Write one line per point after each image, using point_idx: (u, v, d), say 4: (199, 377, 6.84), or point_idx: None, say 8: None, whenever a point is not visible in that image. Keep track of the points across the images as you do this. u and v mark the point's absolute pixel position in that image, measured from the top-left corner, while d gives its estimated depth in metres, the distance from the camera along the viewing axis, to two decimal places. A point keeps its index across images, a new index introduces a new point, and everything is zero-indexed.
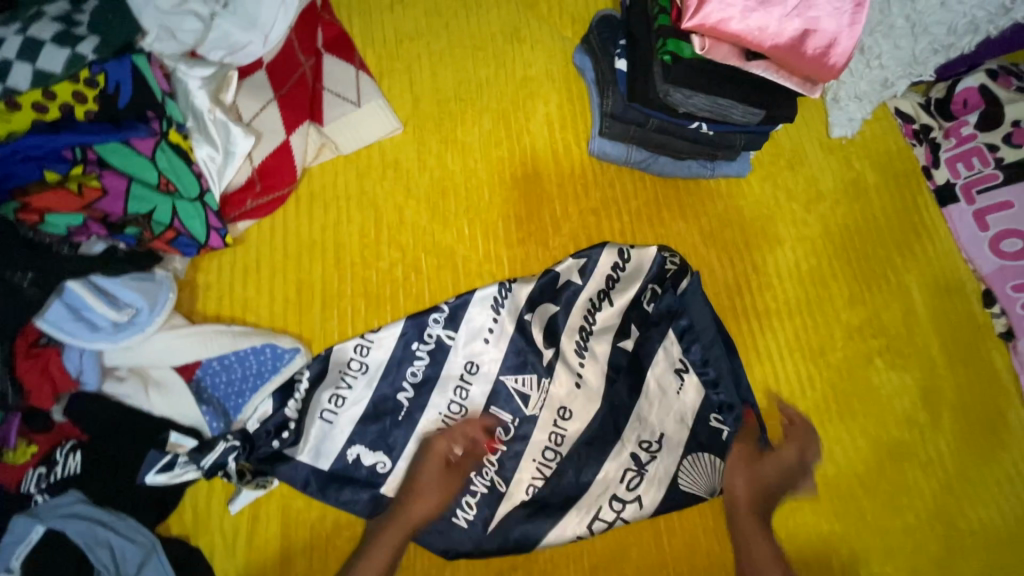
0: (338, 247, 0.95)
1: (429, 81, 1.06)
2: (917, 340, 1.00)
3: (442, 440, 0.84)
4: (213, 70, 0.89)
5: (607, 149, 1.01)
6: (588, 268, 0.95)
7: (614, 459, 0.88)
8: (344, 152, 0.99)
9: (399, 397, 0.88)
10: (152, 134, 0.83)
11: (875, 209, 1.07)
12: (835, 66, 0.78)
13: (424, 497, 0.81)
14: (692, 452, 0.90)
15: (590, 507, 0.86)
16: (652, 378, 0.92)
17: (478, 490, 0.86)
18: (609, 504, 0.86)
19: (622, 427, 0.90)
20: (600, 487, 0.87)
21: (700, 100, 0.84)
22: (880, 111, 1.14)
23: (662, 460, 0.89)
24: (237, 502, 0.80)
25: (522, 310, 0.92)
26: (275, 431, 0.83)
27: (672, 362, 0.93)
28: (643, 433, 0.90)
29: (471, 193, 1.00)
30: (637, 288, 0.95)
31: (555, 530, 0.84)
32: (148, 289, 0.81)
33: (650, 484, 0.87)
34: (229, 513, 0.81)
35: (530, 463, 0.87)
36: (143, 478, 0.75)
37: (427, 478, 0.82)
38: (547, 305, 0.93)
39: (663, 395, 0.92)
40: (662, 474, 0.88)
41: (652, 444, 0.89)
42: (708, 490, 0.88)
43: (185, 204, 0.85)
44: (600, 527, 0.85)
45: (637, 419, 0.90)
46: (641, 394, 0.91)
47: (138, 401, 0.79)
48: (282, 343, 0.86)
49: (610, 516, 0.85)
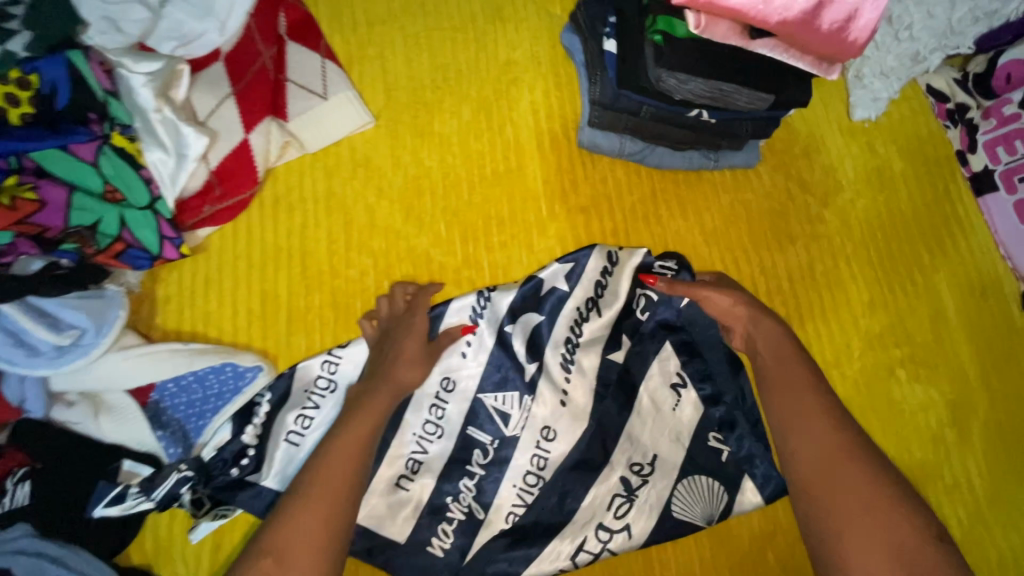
0: (305, 254, 0.88)
1: (403, 68, 0.97)
2: (946, 349, 0.89)
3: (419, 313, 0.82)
4: (160, 64, 0.80)
5: (598, 140, 0.91)
6: (575, 270, 0.87)
7: (602, 484, 0.81)
8: (310, 150, 0.91)
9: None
10: (92, 137, 0.76)
11: (902, 200, 0.96)
12: (855, 42, 0.67)
13: (406, 367, 0.78)
14: (689, 474, 0.82)
15: (574, 536, 0.79)
16: (644, 395, 0.85)
17: (454, 517, 0.79)
18: (595, 534, 0.79)
19: (610, 450, 0.82)
20: (586, 515, 0.80)
21: (699, 85, 0.74)
22: (909, 90, 1.01)
23: (655, 485, 0.81)
24: (198, 529, 0.75)
25: (501, 322, 0.85)
26: (233, 459, 0.78)
27: (668, 376, 0.86)
28: (634, 454, 0.82)
29: (449, 191, 0.92)
30: (627, 294, 0.87)
31: (537, 563, 0.78)
32: (95, 307, 0.76)
33: (641, 512, 0.80)
34: (190, 542, 0.76)
35: (510, 490, 0.81)
36: (92, 511, 0.71)
37: (410, 350, 0.79)
38: (530, 314, 0.85)
39: (655, 413, 0.84)
40: (654, 500, 0.81)
41: (645, 466, 0.82)
42: (705, 517, 0.81)
43: (134, 212, 0.79)
44: (585, 559, 0.79)
45: (628, 439, 0.83)
46: (632, 411, 0.84)
47: (87, 428, 0.75)
48: (243, 362, 0.80)
49: (596, 547, 0.79)
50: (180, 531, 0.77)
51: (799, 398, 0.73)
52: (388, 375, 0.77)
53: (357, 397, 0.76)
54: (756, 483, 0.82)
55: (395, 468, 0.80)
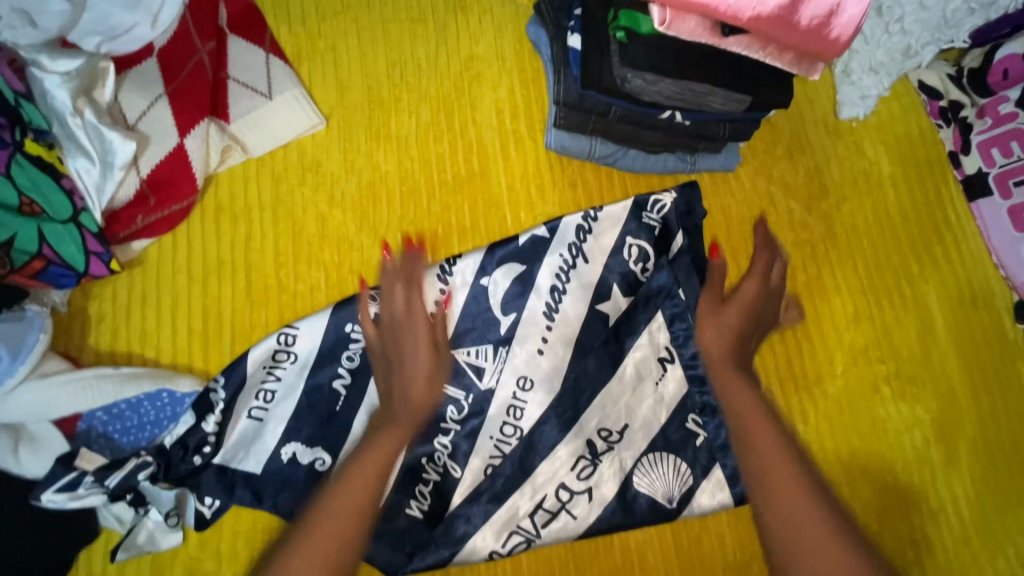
0: (250, 267, 0.82)
1: (357, 65, 0.90)
2: (933, 364, 0.85)
3: (421, 321, 0.73)
4: (81, 63, 0.73)
5: (566, 143, 0.84)
6: (552, 223, 0.83)
7: (568, 442, 0.77)
8: (254, 154, 0.85)
9: (336, 386, 0.78)
10: (2, 146, 0.68)
11: (890, 204, 0.90)
12: (838, 40, 0.60)
13: (423, 386, 0.70)
14: (656, 452, 0.78)
15: (533, 494, 0.75)
16: (632, 358, 0.80)
17: (430, 478, 0.76)
18: (555, 493, 0.76)
19: (582, 410, 0.78)
20: (546, 475, 0.76)
21: (668, 86, 0.68)
22: (900, 86, 0.95)
23: (621, 453, 0.77)
24: (121, 553, 0.70)
25: (475, 276, 0.81)
26: (195, 447, 0.74)
27: (657, 349, 0.80)
28: (606, 420, 0.78)
29: (407, 197, 0.85)
30: (613, 244, 0.83)
31: (490, 523, 0.74)
32: (12, 332, 0.69)
33: (606, 475, 0.77)
34: (117, 561, 0.71)
35: (486, 441, 0.77)
36: (39, 497, 0.65)
37: (415, 365, 0.71)
38: (514, 264, 0.81)
39: (638, 383, 0.79)
40: (618, 468, 0.77)
41: (613, 433, 0.78)
42: (666, 495, 0.76)
43: (54, 226, 0.72)
44: (543, 521, 0.75)
45: (602, 402, 0.78)
46: (613, 374, 0.79)
47: (4, 463, 0.68)
48: (181, 387, 0.75)
49: (554, 506, 0.75)
50: (115, 564, 0.72)
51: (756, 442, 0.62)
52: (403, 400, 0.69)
53: (384, 420, 0.68)
54: (726, 478, 0.77)
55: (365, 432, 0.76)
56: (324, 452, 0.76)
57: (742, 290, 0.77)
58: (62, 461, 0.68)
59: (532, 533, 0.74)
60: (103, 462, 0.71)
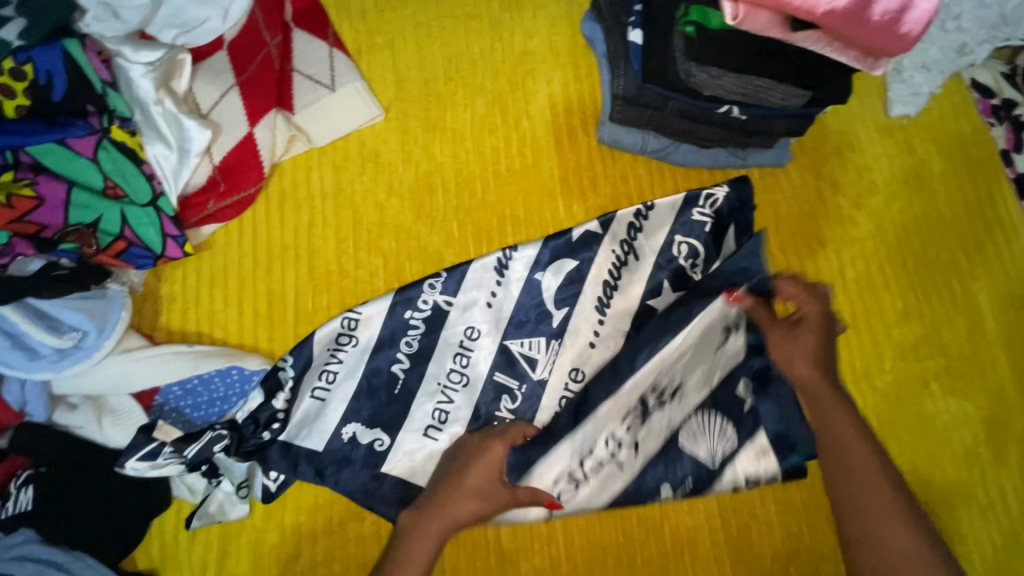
0: (312, 254, 0.85)
1: (415, 60, 0.92)
2: (983, 362, 0.85)
3: (500, 441, 0.74)
4: (161, 53, 0.77)
5: (619, 137, 0.87)
6: (604, 218, 0.84)
7: (621, 397, 0.79)
8: (317, 144, 0.88)
9: (394, 370, 0.80)
10: (91, 131, 0.74)
11: (940, 202, 0.90)
12: (909, 35, 0.60)
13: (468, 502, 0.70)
14: (706, 412, 0.79)
15: (583, 443, 0.77)
16: (695, 325, 0.80)
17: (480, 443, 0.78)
18: (603, 443, 0.78)
19: (638, 367, 0.79)
20: (597, 425, 0.78)
21: (730, 81, 0.70)
22: (952, 84, 0.95)
23: (671, 411, 0.79)
24: (196, 521, 0.75)
25: (531, 269, 0.83)
26: (265, 423, 0.77)
27: (724, 317, 0.80)
28: (661, 379, 0.79)
29: (462, 187, 0.88)
30: (662, 243, 0.84)
31: (540, 467, 0.76)
32: (96, 308, 0.73)
33: (653, 430, 0.78)
34: (193, 528, 0.75)
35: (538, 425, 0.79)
36: (124, 464, 0.69)
37: (477, 478, 0.71)
38: (564, 259, 0.83)
39: (695, 347, 0.80)
40: (665, 426, 0.79)
41: (666, 391, 0.79)
42: (708, 455, 0.77)
43: (135, 209, 0.77)
44: (591, 467, 0.77)
45: (660, 361, 0.79)
46: (671, 334, 0.79)
47: (90, 433, 0.73)
48: (249, 365, 0.78)
49: (601, 455, 0.77)
50: (187, 532, 0.75)
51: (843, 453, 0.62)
52: (444, 505, 0.69)
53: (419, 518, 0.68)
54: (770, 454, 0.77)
55: (424, 416, 0.79)
56: (383, 433, 0.79)
57: (805, 312, 0.73)
58: (143, 431, 0.71)
59: (580, 477, 0.76)
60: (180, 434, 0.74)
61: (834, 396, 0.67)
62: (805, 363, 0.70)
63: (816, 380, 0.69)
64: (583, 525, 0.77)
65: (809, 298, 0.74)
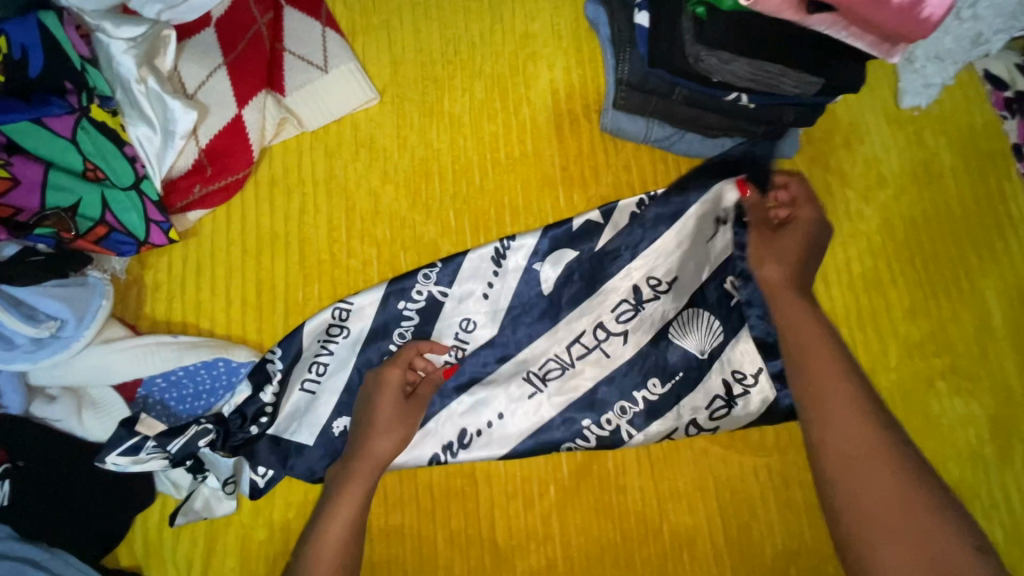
0: (304, 242, 0.81)
1: (411, 41, 0.89)
2: (990, 361, 0.83)
3: (395, 367, 0.73)
4: (145, 29, 0.74)
5: (623, 125, 0.84)
6: (606, 208, 0.81)
7: (615, 285, 0.79)
8: (309, 128, 0.85)
9: None
10: (70, 110, 0.69)
11: (950, 196, 0.88)
12: (930, 19, 0.57)
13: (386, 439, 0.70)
14: (697, 306, 0.79)
15: (572, 331, 0.79)
16: (684, 219, 0.79)
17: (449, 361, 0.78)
18: (593, 330, 0.79)
19: (630, 258, 0.80)
20: (588, 312, 0.79)
21: (742, 66, 0.67)
22: (964, 76, 0.93)
23: (665, 303, 0.79)
24: (180, 518, 0.72)
25: (529, 260, 0.80)
26: (252, 417, 0.75)
27: (717, 208, 0.79)
28: (654, 270, 0.79)
29: (460, 174, 0.84)
30: (670, 234, 0.79)
31: (525, 350, 0.79)
32: (76, 297, 0.70)
33: (645, 322, 0.79)
34: (177, 524, 0.73)
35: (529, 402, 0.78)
36: (104, 458, 0.67)
37: (387, 411, 0.71)
38: (564, 251, 0.80)
39: (690, 241, 0.80)
40: (660, 316, 0.79)
41: (662, 283, 0.79)
42: (698, 350, 0.78)
43: (117, 192, 0.73)
44: (579, 353, 0.78)
45: (654, 251, 0.79)
46: (664, 228, 0.79)
47: (69, 426, 0.70)
48: (237, 357, 0.75)
49: (590, 342, 0.79)
50: (172, 529, 0.73)
51: (826, 400, 0.58)
52: (365, 449, 0.69)
53: (342, 471, 0.68)
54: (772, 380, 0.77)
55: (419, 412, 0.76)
56: None
57: (796, 208, 0.73)
58: (125, 424, 0.69)
59: (567, 362, 0.78)
60: (163, 428, 0.72)
61: (813, 318, 0.65)
62: (775, 264, 0.69)
63: (782, 284, 0.68)
64: (580, 523, 0.75)
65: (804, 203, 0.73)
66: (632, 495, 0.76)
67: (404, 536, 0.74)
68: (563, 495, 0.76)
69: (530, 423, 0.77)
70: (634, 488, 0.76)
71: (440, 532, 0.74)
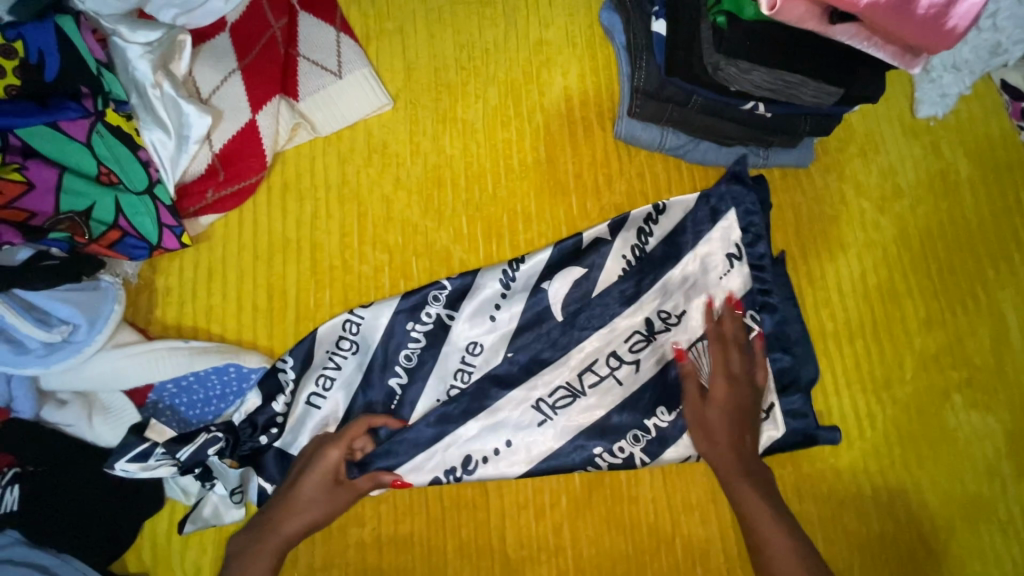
0: (315, 248, 0.81)
1: (424, 47, 0.88)
2: (1008, 375, 0.82)
3: (336, 448, 0.70)
4: (160, 34, 0.74)
5: (637, 132, 0.83)
6: (616, 221, 0.81)
7: (626, 317, 0.78)
8: (322, 133, 0.84)
9: (391, 384, 0.77)
10: (85, 114, 0.70)
11: (967, 208, 0.87)
12: (954, 31, 0.57)
13: (297, 520, 0.67)
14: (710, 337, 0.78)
15: (584, 358, 0.78)
16: (691, 259, 0.80)
17: (455, 386, 0.77)
18: (605, 359, 0.78)
19: (644, 289, 0.79)
20: (600, 343, 0.78)
21: (761, 75, 0.68)
22: (982, 85, 0.92)
23: (676, 335, 0.78)
24: (189, 525, 0.71)
25: (538, 279, 0.79)
26: (263, 426, 0.74)
27: (727, 244, 0.80)
28: (665, 302, 0.79)
29: (472, 181, 0.84)
30: (686, 260, 0.80)
31: (539, 376, 0.77)
32: (89, 301, 0.70)
33: (659, 352, 0.78)
34: (184, 534, 0.72)
35: (534, 433, 0.76)
36: (113, 465, 0.67)
37: (311, 490, 0.68)
38: (571, 267, 0.79)
39: (701, 275, 0.80)
40: (670, 348, 0.78)
41: (672, 316, 0.79)
42: None
43: (130, 196, 0.73)
44: (591, 381, 0.77)
45: (663, 285, 0.79)
46: (675, 263, 0.80)
47: (80, 431, 0.70)
48: (248, 363, 0.75)
49: (603, 371, 0.77)
50: (180, 536, 0.72)
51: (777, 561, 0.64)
52: (276, 527, 0.67)
53: (246, 543, 0.67)
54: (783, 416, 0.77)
55: (436, 446, 0.75)
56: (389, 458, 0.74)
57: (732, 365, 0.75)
58: (135, 431, 0.69)
59: (578, 390, 0.77)
60: (173, 434, 0.72)
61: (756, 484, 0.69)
62: (713, 436, 0.72)
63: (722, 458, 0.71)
64: (592, 535, 0.74)
65: (737, 358, 0.75)
66: (644, 507, 0.75)
67: (413, 546, 0.73)
68: (576, 505, 0.75)
69: (539, 451, 0.75)
70: (647, 499, 0.75)
71: (450, 542, 0.73)
